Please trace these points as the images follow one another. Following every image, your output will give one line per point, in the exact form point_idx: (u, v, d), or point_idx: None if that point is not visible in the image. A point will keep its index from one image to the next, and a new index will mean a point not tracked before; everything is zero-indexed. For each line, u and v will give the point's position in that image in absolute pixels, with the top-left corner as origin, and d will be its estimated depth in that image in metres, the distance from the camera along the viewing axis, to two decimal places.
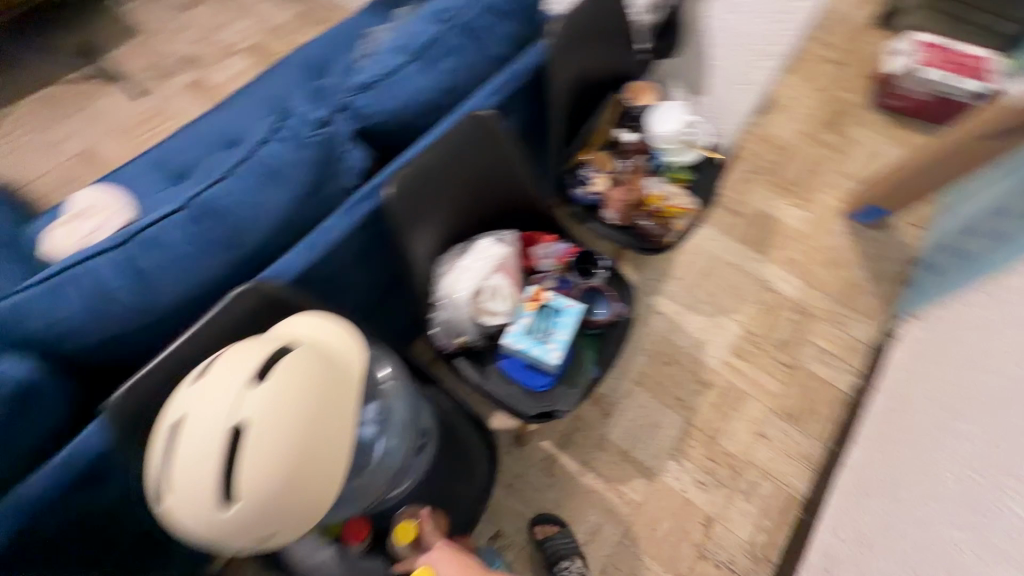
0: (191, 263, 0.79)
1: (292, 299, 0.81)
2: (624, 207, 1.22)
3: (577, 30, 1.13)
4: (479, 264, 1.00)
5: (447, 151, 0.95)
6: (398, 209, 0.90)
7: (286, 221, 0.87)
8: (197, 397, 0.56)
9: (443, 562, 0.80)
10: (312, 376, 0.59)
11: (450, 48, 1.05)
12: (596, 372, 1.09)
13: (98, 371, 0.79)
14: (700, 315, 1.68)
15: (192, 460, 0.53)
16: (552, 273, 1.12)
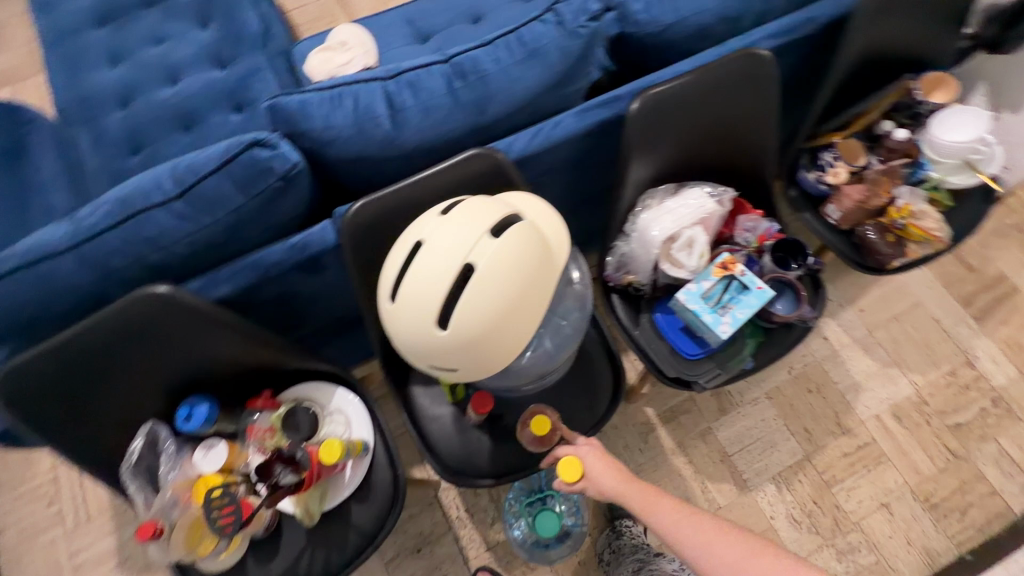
0: (441, 114, 0.84)
1: (510, 176, 0.83)
2: (856, 209, 1.07)
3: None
4: (686, 211, 0.95)
5: (706, 83, 0.88)
6: (636, 127, 0.87)
7: (527, 103, 0.88)
8: (436, 228, 0.60)
9: (591, 456, 0.85)
10: (533, 251, 0.61)
11: None
12: (749, 365, 1.02)
13: (336, 183, 0.90)
14: (871, 357, 1.47)
15: (422, 280, 0.58)
16: (746, 250, 1.04)
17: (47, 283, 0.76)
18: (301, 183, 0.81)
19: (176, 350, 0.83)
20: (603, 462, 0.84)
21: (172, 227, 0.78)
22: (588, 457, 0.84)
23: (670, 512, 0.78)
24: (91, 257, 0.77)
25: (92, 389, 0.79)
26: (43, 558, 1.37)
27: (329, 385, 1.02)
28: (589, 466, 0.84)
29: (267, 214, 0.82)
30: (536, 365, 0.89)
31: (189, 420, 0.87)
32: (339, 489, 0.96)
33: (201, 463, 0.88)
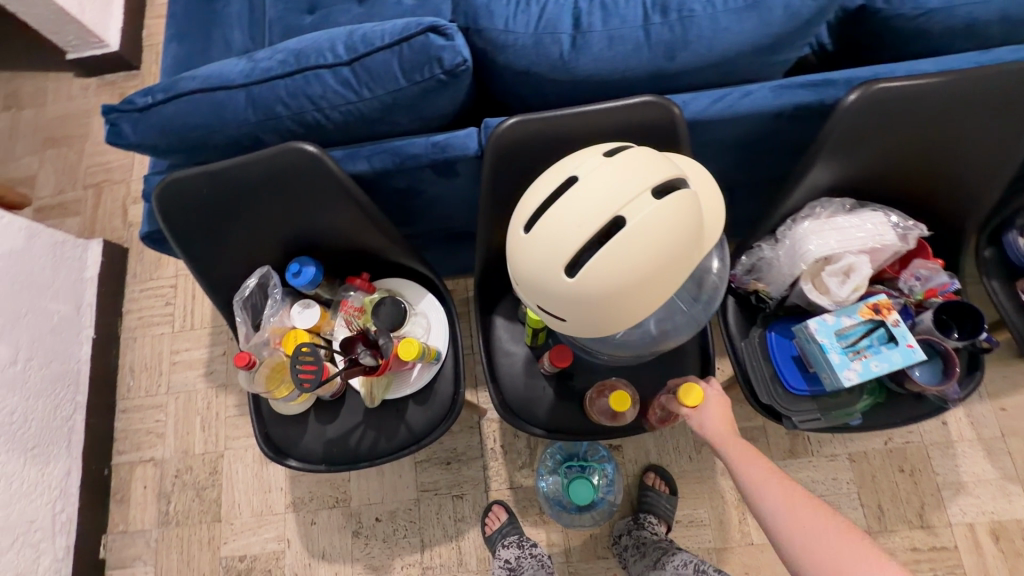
0: (628, 48, 0.77)
1: (679, 136, 0.74)
2: None
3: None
4: (861, 233, 0.82)
5: (948, 94, 0.73)
6: (845, 121, 0.74)
7: (724, 61, 0.77)
8: (596, 169, 0.55)
9: (714, 399, 0.85)
10: (690, 224, 0.55)
11: None
12: (855, 422, 0.91)
13: (492, 93, 0.87)
14: (990, 462, 1.28)
15: (568, 217, 0.53)
16: (904, 299, 0.90)
17: (217, 111, 0.81)
18: (463, 82, 0.78)
19: (304, 209, 0.86)
20: (720, 407, 0.83)
21: (335, 91, 0.79)
22: (709, 397, 0.84)
23: (759, 470, 0.75)
24: (259, 98, 0.80)
25: (229, 220, 0.85)
26: (150, 346, 1.60)
27: (420, 289, 1.05)
28: (706, 403, 0.84)
29: (422, 105, 0.80)
30: (636, 344, 0.89)
31: (297, 277, 0.92)
32: (403, 385, 1.01)
33: (296, 318, 0.94)
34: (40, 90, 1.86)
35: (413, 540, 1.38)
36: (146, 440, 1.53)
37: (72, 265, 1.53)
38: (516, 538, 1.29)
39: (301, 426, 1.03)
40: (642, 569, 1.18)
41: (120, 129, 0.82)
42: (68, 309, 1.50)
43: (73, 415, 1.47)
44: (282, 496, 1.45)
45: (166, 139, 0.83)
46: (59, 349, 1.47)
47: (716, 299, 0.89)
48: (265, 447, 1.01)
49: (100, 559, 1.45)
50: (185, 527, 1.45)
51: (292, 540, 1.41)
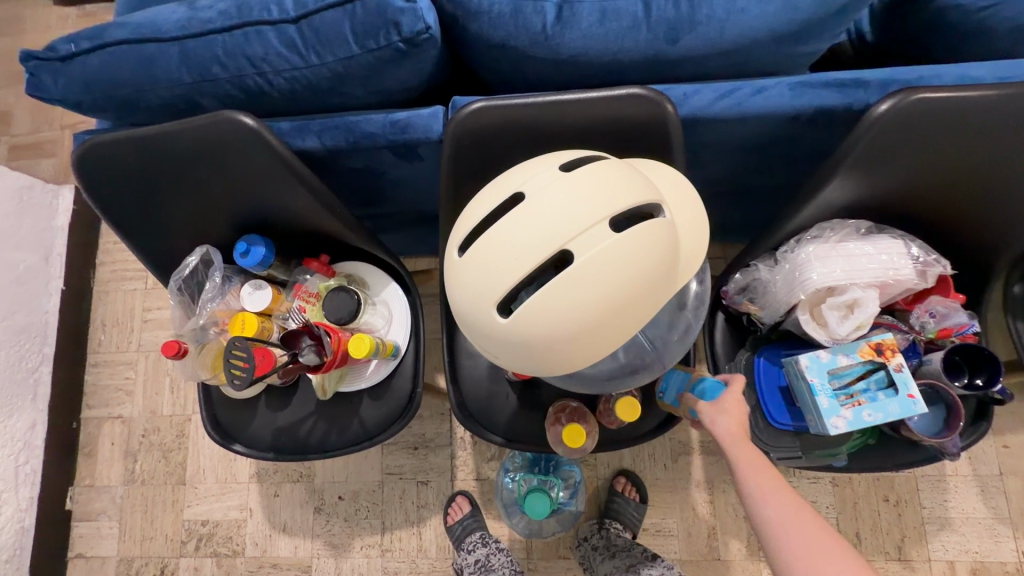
0: (623, 25, 0.64)
1: (671, 139, 0.63)
2: None
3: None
4: (870, 265, 0.71)
5: (1005, 107, 0.60)
6: (871, 136, 0.62)
7: (737, 50, 0.65)
8: (547, 187, 0.45)
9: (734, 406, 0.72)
10: (658, 262, 0.46)
11: None
12: (839, 464, 0.83)
13: (466, 65, 0.75)
14: (982, 500, 1.20)
15: (509, 244, 0.44)
16: (914, 336, 0.80)
17: (146, 67, 0.70)
18: (426, 52, 0.67)
19: (247, 186, 0.77)
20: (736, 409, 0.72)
21: (278, 53, 0.68)
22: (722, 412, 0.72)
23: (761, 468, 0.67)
24: (193, 56, 0.69)
25: (165, 192, 0.77)
26: (121, 302, 1.55)
27: (383, 277, 0.96)
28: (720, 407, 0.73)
29: (379, 77, 0.69)
30: (590, 380, 0.64)
31: (244, 257, 0.83)
32: (357, 378, 0.95)
33: (245, 300, 0.86)
34: (16, 17, 1.74)
35: (374, 522, 1.35)
36: (114, 397, 1.50)
37: (39, 214, 1.46)
38: (480, 535, 1.26)
39: (250, 411, 0.97)
40: (611, 570, 1.12)
41: (41, 80, 0.73)
42: (34, 258, 1.44)
43: (40, 367, 1.44)
44: (246, 466, 1.42)
45: (92, 96, 0.73)
46: (24, 301, 1.42)
47: (692, 334, 0.65)
48: (211, 430, 0.96)
49: (66, 510, 1.45)
50: (150, 488, 1.44)
51: (255, 511, 1.40)
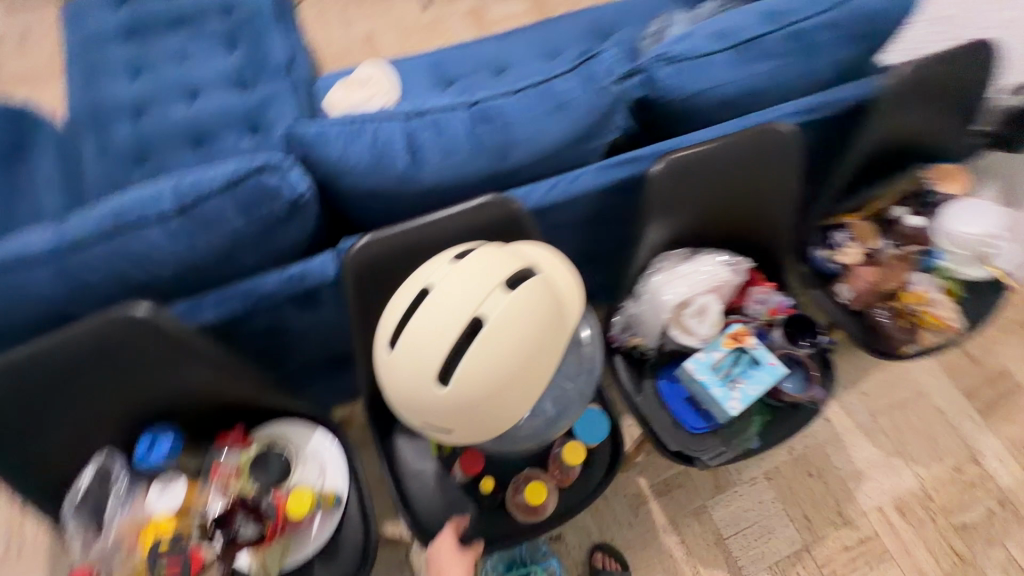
0: (459, 158, 0.83)
1: (524, 225, 0.80)
2: (870, 292, 1.06)
3: (929, 75, 0.98)
4: (699, 277, 0.92)
5: (729, 153, 0.87)
6: (659, 187, 0.85)
7: (547, 157, 0.87)
8: (445, 276, 0.57)
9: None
10: (547, 306, 0.58)
11: (774, 53, 0.96)
12: (756, 446, 0.94)
13: (344, 215, 0.87)
14: (875, 444, 1.42)
15: (428, 328, 0.54)
16: (757, 323, 1.01)
17: (21, 291, 0.71)
18: (307, 213, 0.79)
19: (151, 376, 0.76)
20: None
21: (159, 245, 0.73)
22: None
23: None
24: (71, 269, 0.71)
25: (52, 408, 0.72)
26: None
27: (306, 425, 0.91)
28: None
29: (267, 241, 0.79)
30: (529, 426, 0.76)
31: (150, 453, 0.79)
32: (302, 544, 0.83)
33: (155, 501, 0.79)
34: None
35: None
36: None
37: None
38: None
39: None
40: None
41: None
42: None
43: None
44: None
45: None
46: None
47: (597, 363, 0.81)
48: None
49: None
50: None
51: None
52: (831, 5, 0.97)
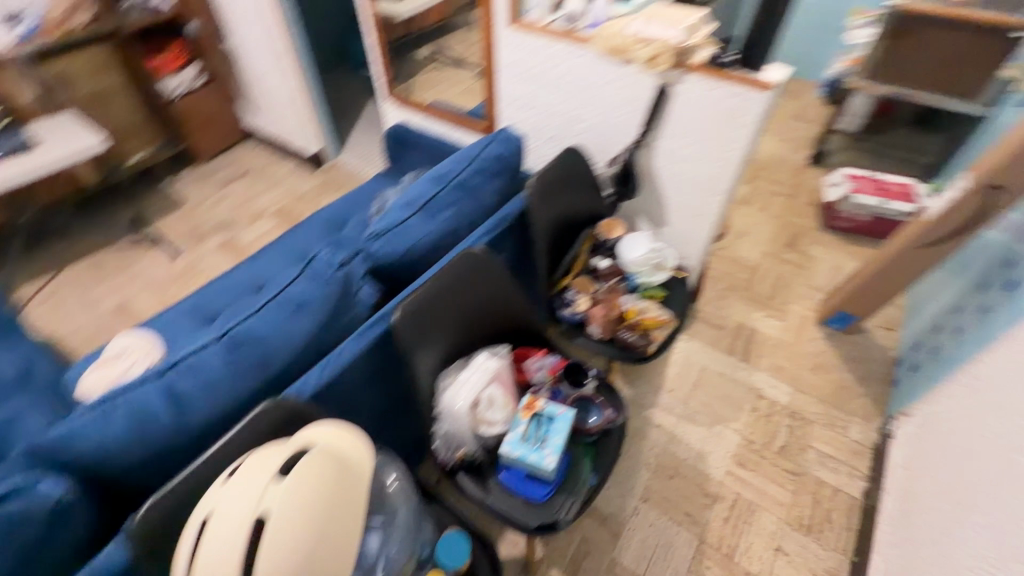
0: (225, 386, 0.91)
1: (306, 414, 0.90)
2: (607, 321, 1.39)
3: (552, 179, 1.36)
4: (476, 376, 1.09)
5: (437, 288, 1.09)
6: (408, 330, 1.03)
7: (307, 348, 1.01)
8: (226, 495, 0.65)
9: None
10: (328, 471, 0.69)
11: (449, 202, 1.29)
12: (593, 481, 1.12)
13: (125, 493, 0.86)
14: (698, 424, 1.72)
15: (219, 548, 0.60)
16: (546, 384, 1.21)
17: None
18: (84, 507, 0.80)
19: None
20: None
21: None
22: None
23: None
24: None
25: None
26: None
27: None
28: None
29: (34, 561, 0.76)
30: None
31: None
32: None
33: None
34: None
35: None
36: None
37: None
38: None
39: None
40: None
41: None
42: None
43: None
44: None
45: None
46: None
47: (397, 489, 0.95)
48: None
49: None
50: None
51: None
52: (470, 159, 1.37)
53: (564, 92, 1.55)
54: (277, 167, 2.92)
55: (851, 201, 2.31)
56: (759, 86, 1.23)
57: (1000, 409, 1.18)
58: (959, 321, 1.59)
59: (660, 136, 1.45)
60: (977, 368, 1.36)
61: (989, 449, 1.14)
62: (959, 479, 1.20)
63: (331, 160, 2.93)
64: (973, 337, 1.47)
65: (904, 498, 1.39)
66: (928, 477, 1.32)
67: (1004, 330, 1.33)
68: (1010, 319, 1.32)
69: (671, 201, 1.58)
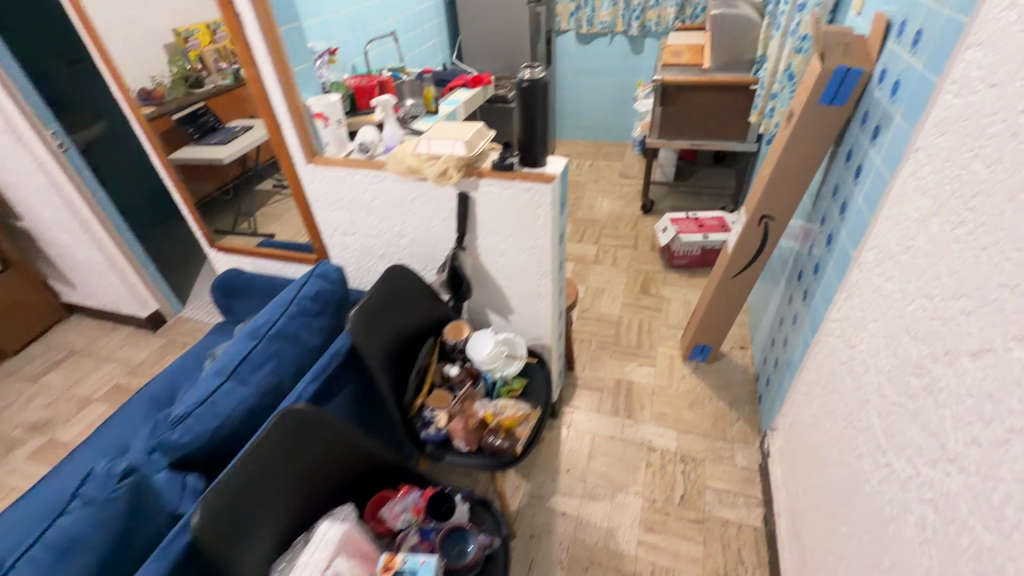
0: None
1: None
2: (468, 432, 1.32)
3: (372, 308, 1.32)
4: (317, 555, 0.94)
5: (246, 475, 0.94)
6: (214, 533, 0.88)
7: None
8: None
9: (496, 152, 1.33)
10: None
11: (266, 356, 1.19)
12: None
13: None
14: (600, 498, 1.68)
15: None
16: (413, 526, 1.13)
17: None
18: None
19: None
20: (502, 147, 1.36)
21: None
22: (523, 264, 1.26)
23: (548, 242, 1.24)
24: None
25: None
26: None
27: None
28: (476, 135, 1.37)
29: None
30: None
31: None
32: None
33: None
34: None
35: None
36: None
37: None
38: None
39: None
40: None
41: None
42: None
43: None
44: None
45: None
46: None
47: None
48: None
49: None
50: None
51: None
52: (286, 303, 1.30)
53: (378, 212, 1.58)
54: (107, 338, 2.60)
55: (679, 241, 2.57)
56: (545, 179, 1.33)
57: (830, 411, 1.28)
58: (786, 331, 1.77)
59: (477, 235, 1.50)
60: (807, 375, 1.49)
61: (833, 453, 1.22)
62: (822, 489, 1.26)
63: (173, 316, 2.68)
64: (799, 344, 1.62)
65: (792, 517, 1.43)
66: (803, 492, 1.38)
67: (814, 333, 1.49)
68: (815, 324, 1.49)
69: (507, 289, 1.62)
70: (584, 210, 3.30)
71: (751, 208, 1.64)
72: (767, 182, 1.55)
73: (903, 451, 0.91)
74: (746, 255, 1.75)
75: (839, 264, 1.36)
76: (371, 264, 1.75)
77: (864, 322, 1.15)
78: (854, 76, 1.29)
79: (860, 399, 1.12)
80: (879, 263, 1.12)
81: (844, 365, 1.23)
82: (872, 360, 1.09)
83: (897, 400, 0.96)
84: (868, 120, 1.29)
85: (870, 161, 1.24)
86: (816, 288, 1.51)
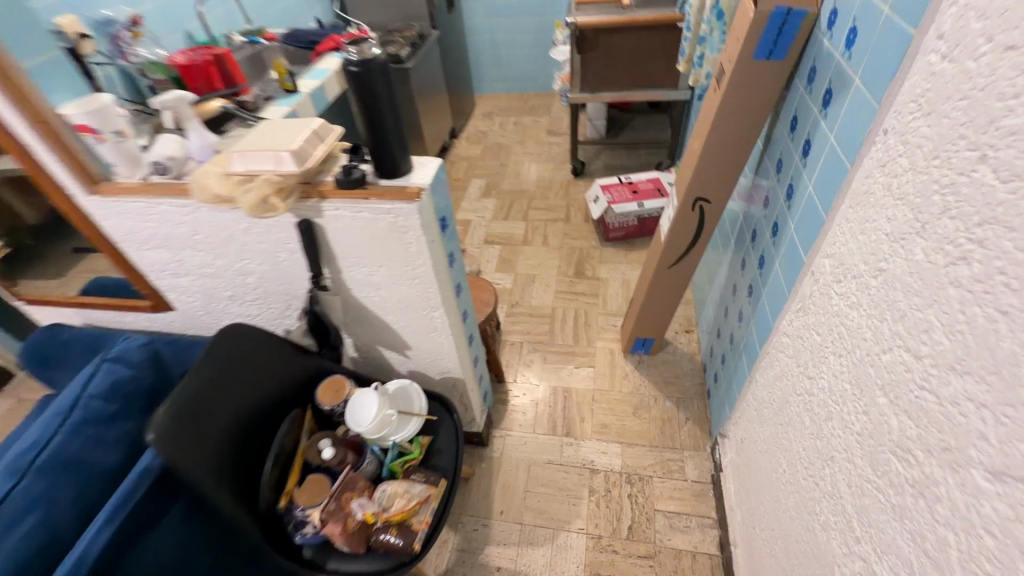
0: None
1: None
2: (350, 534, 1.04)
3: (209, 380, 1.01)
4: None
5: None
6: None
7: None
8: None
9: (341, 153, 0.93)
10: None
11: (25, 506, 0.83)
12: None
13: None
14: (539, 542, 1.46)
15: None
16: None
17: None
18: None
19: None
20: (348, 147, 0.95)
21: None
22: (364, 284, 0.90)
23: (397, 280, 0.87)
24: None
25: None
26: None
27: None
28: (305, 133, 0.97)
29: None
30: None
31: None
32: None
33: None
34: None
35: None
36: None
37: None
38: None
39: None
40: None
41: None
42: None
43: None
44: None
45: None
46: None
47: None
48: None
49: None
50: None
51: None
52: (63, 411, 0.96)
53: (206, 249, 1.19)
54: None
55: (612, 212, 2.28)
56: (406, 197, 0.98)
57: (786, 445, 1.08)
58: (731, 326, 1.53)
59: (339, 268, 1.16)
60: (757, 388, 1.28)
61: (792, 502, 1.02)
62: (780, 537, 1.08)
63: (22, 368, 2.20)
64: (745, 346, 1.39)
65: (749, 552, 1.25)
66: (759, 528, 1.20)
67: (762, 341, 1.25)
68: (762, 330, 1.25)
69: (395, 325, 1.29)
70: (510, 179, 2.92)
71: (682, 191, 1.35)
72: (698, 159, 1.26)
73: (883, 556, 0.69)
74: (681, 242, 1.48)
75: (786, 263, 1.10)
76: (221, 307, 1.37)
77: (823, 352, 0.91)
78: (795, 21, 0.99)
79: (821, 451, 0.90)
80: (840, 279, 0.86)
81: (800, 398, 1.00)
82: (834, 406, 0.86)
83: (872, 479, 0.73)
84: (815, 80, 0.99)
85: (821, 136, 0.96)
86: (761, 287, 1.26)
